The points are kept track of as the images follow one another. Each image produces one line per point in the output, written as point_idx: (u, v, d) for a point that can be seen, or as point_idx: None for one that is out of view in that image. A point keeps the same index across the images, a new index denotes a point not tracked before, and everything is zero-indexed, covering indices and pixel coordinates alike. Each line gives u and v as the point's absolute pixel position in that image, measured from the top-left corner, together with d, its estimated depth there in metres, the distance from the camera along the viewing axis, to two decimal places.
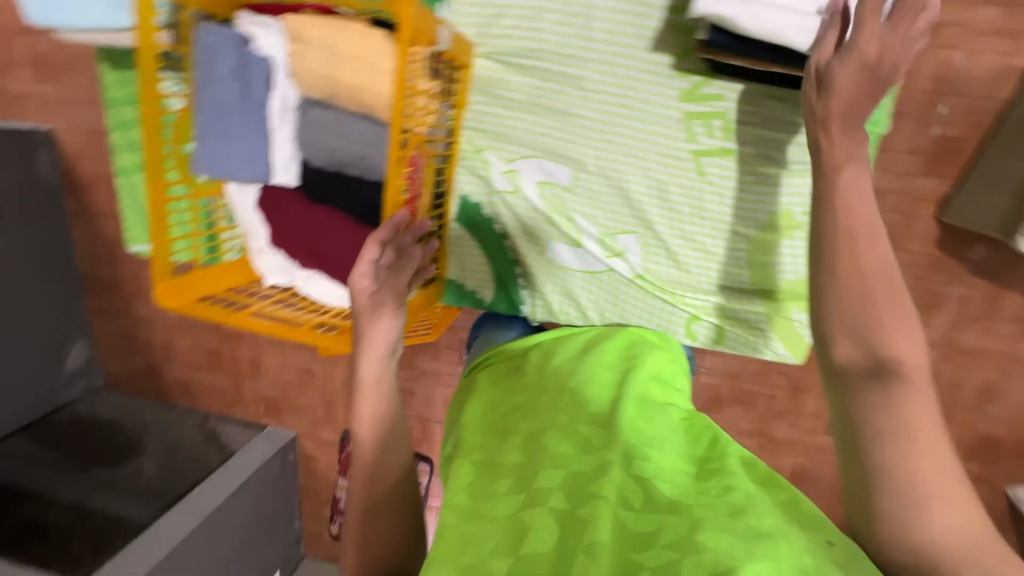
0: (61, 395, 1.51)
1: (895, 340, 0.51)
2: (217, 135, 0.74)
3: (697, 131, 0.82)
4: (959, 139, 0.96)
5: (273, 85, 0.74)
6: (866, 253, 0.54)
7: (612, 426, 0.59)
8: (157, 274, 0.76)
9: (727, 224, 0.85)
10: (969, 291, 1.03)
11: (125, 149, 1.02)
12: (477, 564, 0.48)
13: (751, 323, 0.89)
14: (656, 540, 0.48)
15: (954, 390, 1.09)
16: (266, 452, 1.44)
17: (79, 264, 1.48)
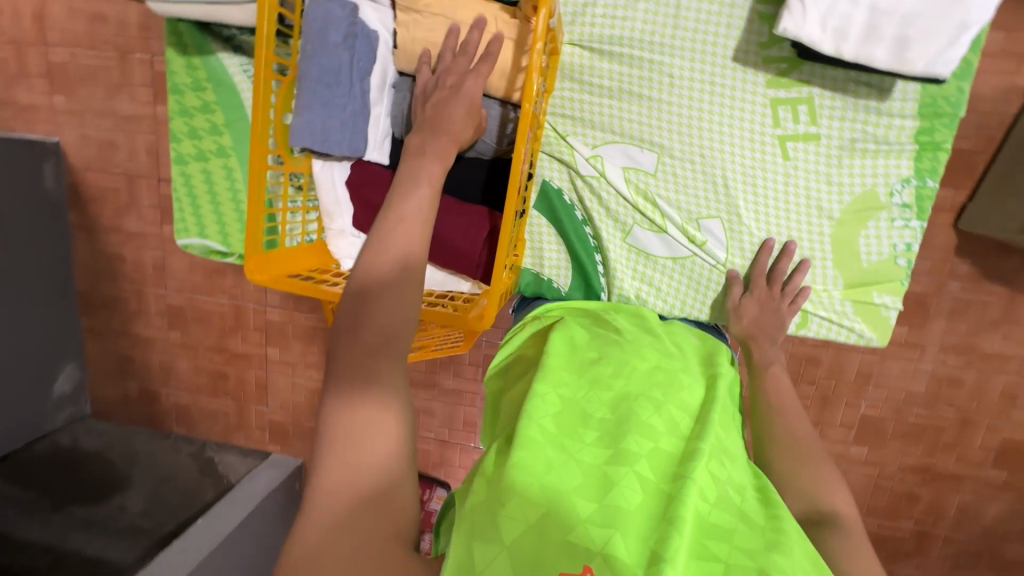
0: (47, 424, 1.43)
1: (832, 495, 0.65)
2: (323, 106, 0.72)
3: (783, 117, 0.85)
4: (971, 153, 1.00)
5: (377, 58, 0.78)
6: (796, 427, 0.74)
7: (704, 423, 0.64)
8: (249, 246, 0.71)
9: (808, 211, 0.89)
10: (988, 297, 1.06)
11: (183, 136, 1.00)
12: (561, 492, 0.53)
13: (835, 309, 0.92)
14: (733, 539, 0.53)
15: (978, 395, 1.12)
16: (273, 481, 1.35)
17: (77, 281, 1.41)
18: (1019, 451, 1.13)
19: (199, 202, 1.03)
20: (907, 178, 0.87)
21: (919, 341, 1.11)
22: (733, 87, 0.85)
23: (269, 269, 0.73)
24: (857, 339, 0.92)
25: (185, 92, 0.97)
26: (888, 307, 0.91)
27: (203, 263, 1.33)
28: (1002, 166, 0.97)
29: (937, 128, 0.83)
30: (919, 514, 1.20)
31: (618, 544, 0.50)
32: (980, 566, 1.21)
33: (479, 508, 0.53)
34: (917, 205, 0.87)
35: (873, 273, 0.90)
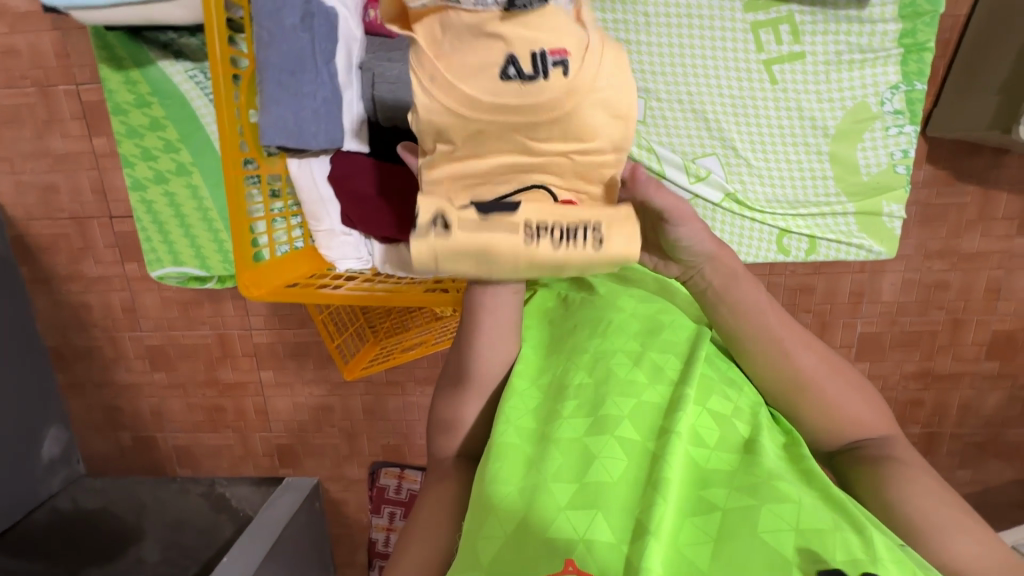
0: (42, 491, 1.35)
1: (853, 417, 0.63)
2: (291, 97, 0.68)
3: (766, 40, 0.85)
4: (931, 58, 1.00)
5: (336, 39, 0.72)
6: (807, 354, 0.64)
7: (692, 363, 0.63)
8: (241, 261, 0.66)
9: (801, 137, 0.89)
10: (963, 199, 1.09)
11: (136, 160, 0.95)
12: (539, 485, 0.54)
13: (842, 227, 0.94)
14: (733, 481, 0.54)
15: (965, 294, 1.15)
16: (294, 503, 1.33)
17: (44, 338, 1.33)
18: (1009, 341, 1.18)
19: (167, 229, 0.98)
20: (897, 84, 0.87)
21: (903, 252, 1.13)
22: (713, 18, 0.84)
23: (265, 284, 0.70)
24: (865, 253, 0.96)
25: (129, 111, 0.92)
26: (894, 219, 0.93)
27: (175, 296, 1.26)
28: (962, 66, 0.97)
29: (920, 29, 0.83)
30: (926, 417, 1.25)
31: (599, 526, 0.51)
32: (985, 456, 1.27)
33: (471, 529, 0.55)
34: (909, 110, 0.88)
35: (881, 184, 0.91)
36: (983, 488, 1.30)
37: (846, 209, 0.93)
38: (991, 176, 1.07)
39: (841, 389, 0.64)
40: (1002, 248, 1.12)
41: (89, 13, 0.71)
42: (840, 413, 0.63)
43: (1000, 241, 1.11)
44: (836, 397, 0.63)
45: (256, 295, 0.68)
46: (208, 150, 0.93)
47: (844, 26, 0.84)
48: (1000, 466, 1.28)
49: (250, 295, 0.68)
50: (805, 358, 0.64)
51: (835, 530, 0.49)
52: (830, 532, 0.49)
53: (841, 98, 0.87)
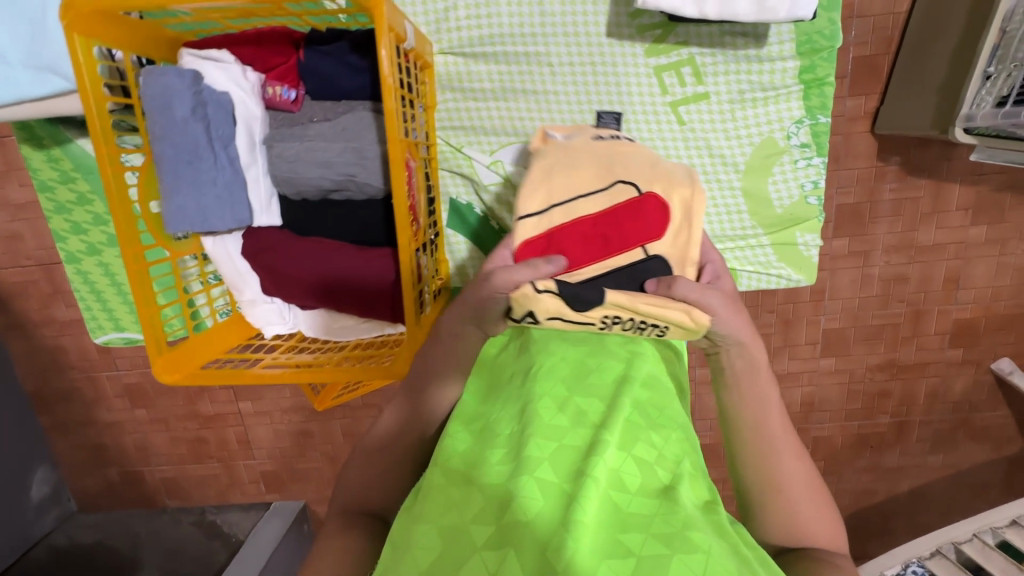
0: (35, 530, 1.37)
1: (810, 528, 0.65)
2: (189, 184, 0.71)
3: (670, 83, 0.85)
4: (874, 56, 1.00)
5: (236, 120, 0.74)
6: (791, 460, 0.66)
7: (613, 410, 0.66)
8: (153, 349, 0.72)
9: (714, 174, 0.90)
10: (916, 193, 1.10)
11: (67, 234, 0.96)
12: (458, 527, 0.55)
13: (760, 260, 0.94)
14: (650, 527, 0.54)
15: (925, 286, 1.16)
16: (281, 528, 1.36)
17: (23, 382, 1.34)
18: (971, 329, 1.19)
19: (104, 296, 1.00)
20: (801, 119, 0.86)
21: (861, 248, 1.14)
22: (615, 64, 0.84)
23: (181, 366, 0.75)
24: (785, 283, 0.96)
25: (56, 188, 0.93)
26: (810, 248, 0.93)
27: None
28: (905, 65, 0.97)
29: (818, 64, 0.82)
30: (894, 407, 1.27)
31: (510, 563, 0.51)
32: (955, 441, 1.29)
33: (383, 572, 0.55)
34: (816, 142, 0.87)
35: (795, 216, 0.92)
36: (955, 471, 1.32)
37: (760, 241, 0.93)
38: (942, 169, 1.08)
39: (811, 504, 0.65)
40: (958, 238, 1.13)
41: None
42: (796, 508, 0.65)
43: (956, 232, 1.12)
44: (802, 487, 0.65)
45: (171, 379, 0.73)
46: None
47: (744, 65, 0.84)
48: (970, 450, 1.30)
49: (166, 378, 0.73)
50: (787, 452, 0.67)
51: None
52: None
53: (751, 132, 0.87)
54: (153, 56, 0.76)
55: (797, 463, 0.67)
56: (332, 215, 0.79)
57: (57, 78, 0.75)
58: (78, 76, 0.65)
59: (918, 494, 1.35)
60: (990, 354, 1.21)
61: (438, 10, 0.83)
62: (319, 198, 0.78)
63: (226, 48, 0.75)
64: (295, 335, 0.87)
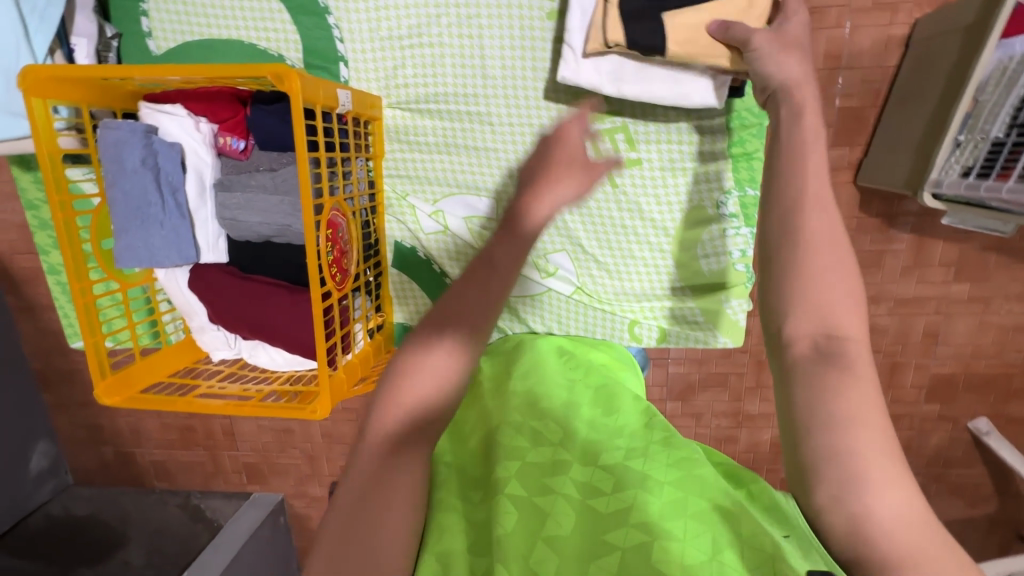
0: (31, 501, 1.46)
1: (840, 318, 0.53)
2: (138, 226, 0.77)
3: (604, 147, 0.86)
4: (860, 108, 1.02)
5: (188, 167, 0.80)
6: (814, 224, 0.55)
7: (569, 429, 0.68)
8: (95, 374, 0.76)
9: (644, 232, 0.90)
10: (898, 245, 1.09)
11: (50, 248, 1.01)
12: (453, 554, 0.55)
13: (688, 319, 0.93)
14: (628, 518, 0.56)
15: (903, 338, 1.15)
16: (257, 519, 1.42)
17: (31, 361, 1.43)
18: (949, 384, 1.18)
19: None
20: (730, 190, 0.86)
21: None
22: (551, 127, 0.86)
23: (122, 389, 0.79)
24: (714, 346, 0.93)
25: (41, 206, 0.99)
26: (738, 311, 0.90)
27: None
28: (888, 120, 0.99)
29: (747, 139, 0.84)
30: None
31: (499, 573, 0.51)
32: (930, 495, 1.27)
33: None
34: (744, 213, 0.87)
35: (721, 279, 0.90)
36: None
37: (685, 301, 0.92)
38: (924, 223, 1.07)
39: (841, 294, 0.53)
40: (940, 293, 1.11)
41: None
42: (831, 318, 0.52)
43: (937, 287, 1.11)
44: (831, 286, 0.53)
45: (110, 401, 0.77)
46: None
47: (676, 134, 0.85)
48: (945, 506, 1.27)
49: (106, 400, 0.77)
50: (828, 255, 0.54)
51: (712, 560, 0.51)
52: (711, 564, 0.51)
53: (680, 198, 0.88)
54: (115, 108, 0.83)
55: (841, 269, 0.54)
56: (273, 256, 0.83)
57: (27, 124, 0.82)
58: (33, 131, 0.72)
59: None
60: (967, 412, 1.20)
61: (387, 68, 0.87)
62: (259, 240, 0.82)
63: (180, 103, 0.80)
64: (239, 361, 0.92)
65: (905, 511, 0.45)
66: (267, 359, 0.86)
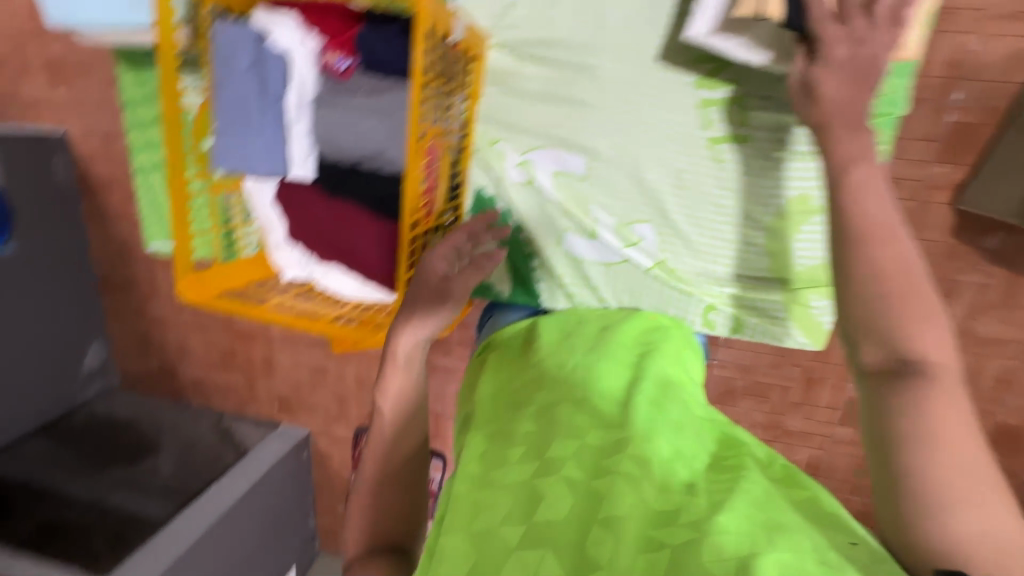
0: (79, 396, 1.54)
1: (922, 339, 0.49)
2: (238, 129, 0.79)
3: (713, 118, 0.81)
4: (974, 125, 0.94)
5: (289, 81, 0.78)
6: (881, 251, 0.53)
7: (629, 409, 0.64)
8: (179, 270, 0.79)
9: (741, 214, 0.85)
10: (986, 280, 1.01)
11: (141, 148, 1.06)
12: (490, 530, 0.53)
13: (768, 313, 0.89)
14: (676, 517, 0.51)
15: (971, 379, 1.08)
16: (282, 449, 1.46)
17: (95, 265, 1.50)
18: (1014, 436, 1.10)
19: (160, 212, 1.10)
20: None
21: None
22: (660, 87, 0.82)
23: (200, 289, 0.82)
24: (790, 343, 0.90)
25: (139, 104, 1.03)
26: (822, 314, 0.86)
27: None
28: (1008, 145, 0.91)
29: None
30: None
31: (548, 562, 0.49)
32: None
33: None
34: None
35: (809, 278, 0.86)
36: None
37: (772, 295, 0.87)
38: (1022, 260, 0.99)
39: (916, 306, 0.51)
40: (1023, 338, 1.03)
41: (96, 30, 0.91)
42: (905, 342, 0.49)
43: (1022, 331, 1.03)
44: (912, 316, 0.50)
45: (189, 298, 0.80)
46: None
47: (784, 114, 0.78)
48: None
49: (185, 297, 0.80)
50: (896, 280, 0.52)
51: (768, 547, 0.46)
52: (765, 550, 0.45)
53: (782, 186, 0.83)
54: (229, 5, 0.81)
55: (920, 295, 0.51)
56: (359, 181, 0.83)
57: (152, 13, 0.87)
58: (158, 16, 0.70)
59: None
60: None
61: (501, 7, 0.86)
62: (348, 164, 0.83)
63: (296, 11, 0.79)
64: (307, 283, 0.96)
65: (996, 529, 0.43)
66: (336, 282, 0.90)
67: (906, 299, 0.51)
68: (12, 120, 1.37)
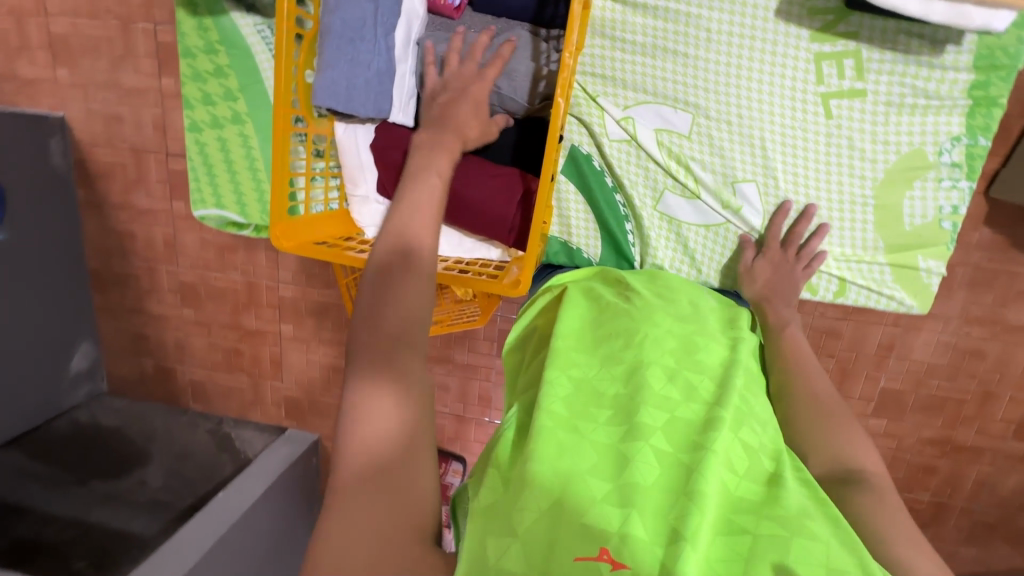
0: (66, 400, 1.43)
1: (858, 454, 0.65)
2: (346, 62, 0.75)
3: (827, 72, 0.84)
4: (1007, 117, 0.96)
5: (400, 15, 0.79)
6: (816, 385, 0.73)
7: (725, 389, 0.63)
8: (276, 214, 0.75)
9: (846, 176, 0.88)
10: (1017, 268, 1.04)
11: (196, 102, 1.02)
12: (575, 475, 0.52)
13: (874, 277, 0.92)
14: (760, 510, 0.52)
15: (1001, 368, 1.10)
16: (292, 454, 1.38)
17: (87, 258, 1.40)
18: None
19: (213, 171, 1.06)
20: (957, 137, 0.85)
21: (943, 313, 1.08)
22: (776, 42, 0.84)
23: (294, 237, 0.78)
24: (896, 308, 0.93)
25: (197, 56, 0.99)
26: (931, 274, 0.91)
27: (214, 239, 1.31)
28: None
29: (993, 82, 0.81)
30: (937, 486, 1.20)
31: (634, 523, 0.49)
32: (991, 537, 1.22)
33: (486, 508, 0.52)
34: (967, 164, 0.86)
35: (919, 237, 0.90)
36: (986, 569, 1.24)
37: (880, 259, 0.91)
38: None
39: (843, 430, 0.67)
40: None
41: None
42: (845, 451, 0.65)
43: None
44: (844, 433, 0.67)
45: (285, 246, 0.76)
46: (262, 102, 1.00)
47: (909, 67, 0.82)
48: (1007, 551, 1.22)
49: (279, 245, 0.77)
50: (826, 408, 0.70)
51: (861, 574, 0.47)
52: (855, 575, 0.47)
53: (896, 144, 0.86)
54: None
55: (845, 424, 0.69)
56: None
57: None
58: None
59: None
60: None
61: None
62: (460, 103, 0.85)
63: None
64: None
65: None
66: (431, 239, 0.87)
67: (838, 425, 0.68)
68: (4, 101, 1.28)
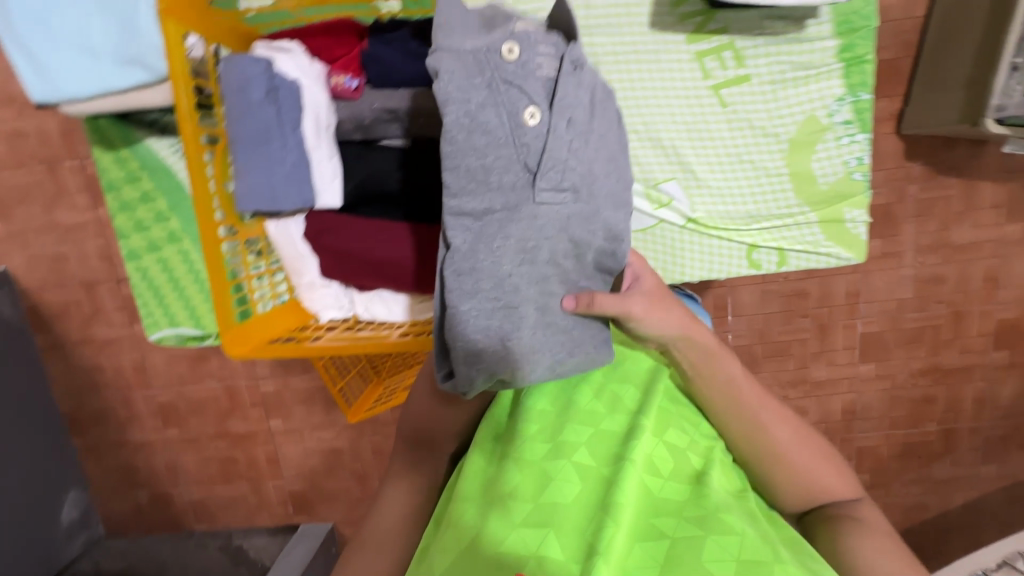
0: (65, 554, 1.35)
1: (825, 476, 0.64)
2: (260, 164, 0.78)
3: (711, 67, 0.90)
4: (895, 61, 1.04)
5: (302, 107, 0.81)
6: (770, 421, 0.63)
7: (649, 395, 0.64)
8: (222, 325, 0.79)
9: (752, 158, 0.94)
10: (948, 191, 1.09)
11: (129, 231, 1.03)
12: (499, 500, 0.57)
13: (808, 241, 0.96)
14: (682, 512, 0.56)
15: (963, 286, 1.14)
16: (310, 550, 1.31)
17: (59, 404, 1.37)
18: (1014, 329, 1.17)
19: (161, 295, 1.06)
20: (842, 97, 0.90)
21: (895, 250, 1.13)
22: (660, 51, 0.90)
23: (246, 342, 0.82)
24: (835, 259, 0.96)
25: (121, 187, 1.00)
26: (859, 225, 0.94)
27: (183, 353, 1.30)
28: (927, 65, 1.00)
29: (857, 43, 0.88)
30: (942, 413, 1.22)
31: (552, 545, 0.54)
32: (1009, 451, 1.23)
33: (426, 547, 0.60)
34: (858, 119, 0.91)
35: (842, 193, 0.94)
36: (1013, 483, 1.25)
37: (808, 221, 0.95)
38: (972, 167, 1.07)
39: (809, 450, 0.64)
40: (994, 235, 1.11)
41: (75, 105, 0.84)
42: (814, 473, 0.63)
43: (992, 230, 1.11)
44: (812, 454, 0.63)
45: (236, 353, 0.80)
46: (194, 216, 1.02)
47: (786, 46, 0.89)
48: None
49: (233, 352, 0.81)
50: (789, 435, 0.64)
51: (774, 563, 0.51)
52: (769, 565, 0.51)
53: (792, 114, 0.91)
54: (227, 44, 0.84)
55: (811, 445, 0.64)
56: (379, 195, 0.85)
57: (144, 71, 0.81)
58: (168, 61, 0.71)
59: (974, 508, 1.27)
60: None
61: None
62: (362, 139, 0.85)
63: (296, 42, 0.85)
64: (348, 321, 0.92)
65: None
66: (382, 310, 0.89)
67: (806, 450, 0.63)
68: None
